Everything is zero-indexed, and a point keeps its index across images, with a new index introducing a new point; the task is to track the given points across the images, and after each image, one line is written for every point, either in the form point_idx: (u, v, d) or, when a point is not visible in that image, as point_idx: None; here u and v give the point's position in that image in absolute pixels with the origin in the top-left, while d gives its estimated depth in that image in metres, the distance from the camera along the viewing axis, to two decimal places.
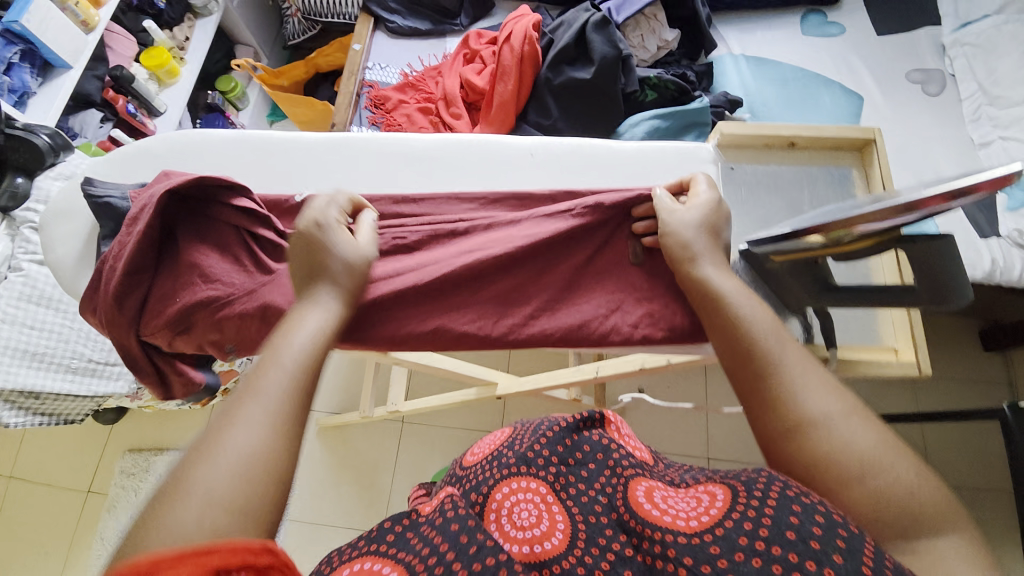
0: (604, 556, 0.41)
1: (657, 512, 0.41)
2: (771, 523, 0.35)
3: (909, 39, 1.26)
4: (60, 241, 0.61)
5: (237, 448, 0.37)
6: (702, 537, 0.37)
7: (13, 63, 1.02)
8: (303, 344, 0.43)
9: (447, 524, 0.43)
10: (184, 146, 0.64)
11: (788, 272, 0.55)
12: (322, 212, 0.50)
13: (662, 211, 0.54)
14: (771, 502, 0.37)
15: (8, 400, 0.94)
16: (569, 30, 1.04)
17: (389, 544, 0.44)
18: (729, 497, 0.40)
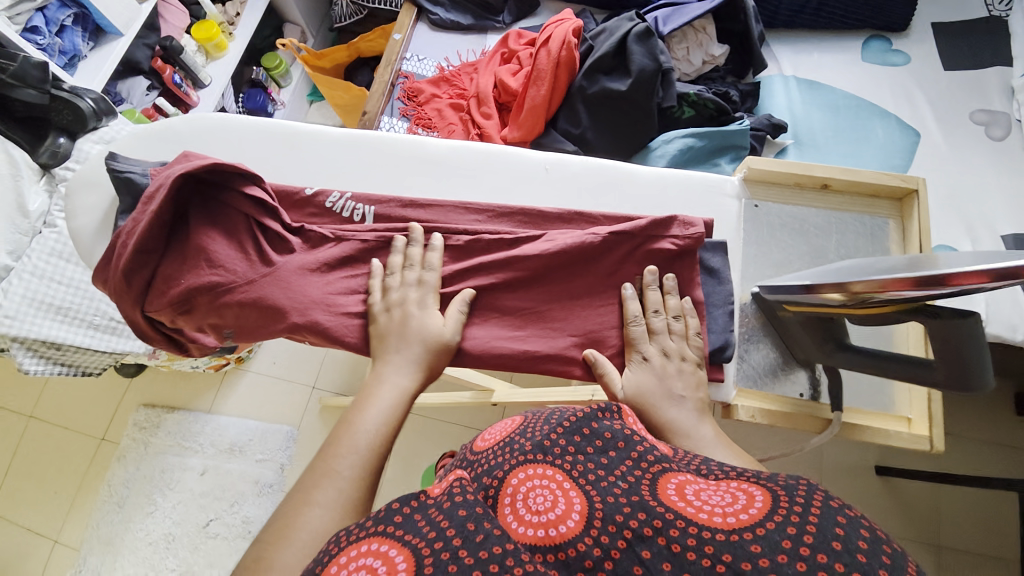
0: (620, 535, 0.34)
1: (689, 507, 0.36)
2: (815, 530, 0.32)
3: (979, 77, 1.17)
4: (81, 210, 0.62)
5: (313, 529, 0.38)
6: (741, 535, 0.33)
7: (66, 26, 1.07)
8: (376, 425, 0.45)
9: (454, 509, 0.36)
10: (206, 129, 0.65)
11: (800, 324, 0.53)
12: (421, 296, 0.54)
13: (614, 378, 0.51)
14: (813, 509, 0.33)
15: (31, 348, 0.99)
16: (610, 38, 1.00)
17: (396, 525, 0.36)
18: (768, 497, 0.35)
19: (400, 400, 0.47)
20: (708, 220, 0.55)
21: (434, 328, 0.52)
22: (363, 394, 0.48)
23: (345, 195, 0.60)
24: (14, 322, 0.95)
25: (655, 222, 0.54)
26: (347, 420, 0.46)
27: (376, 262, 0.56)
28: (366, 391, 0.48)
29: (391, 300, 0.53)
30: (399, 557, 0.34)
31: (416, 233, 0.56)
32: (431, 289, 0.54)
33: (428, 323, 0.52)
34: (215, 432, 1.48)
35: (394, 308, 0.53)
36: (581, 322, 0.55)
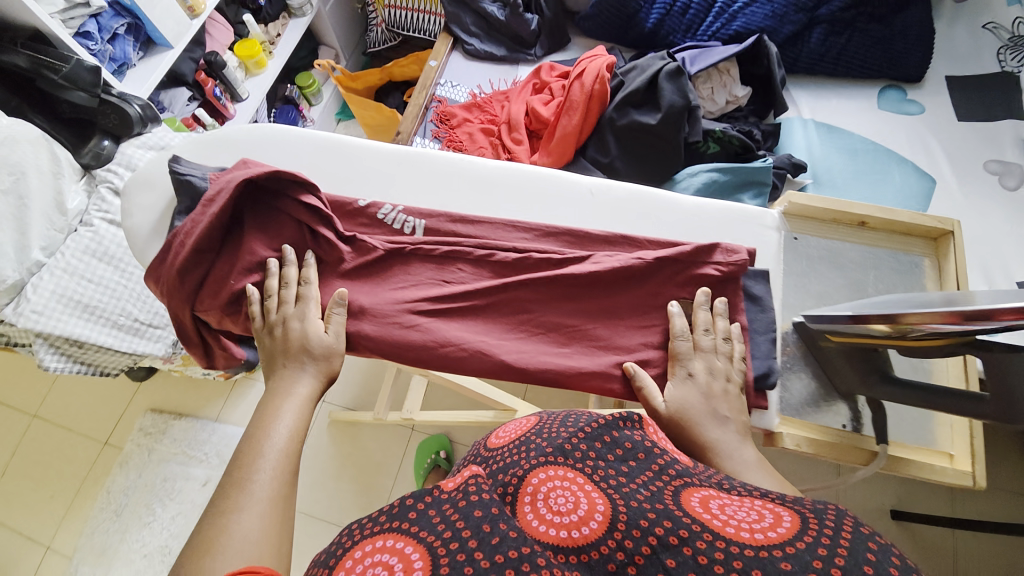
0: (646, 541, 0.37)
1: (718, 521, 0.38)
2: (846, 554, 0.33)
3: (993, 128, 1.22)
4: (139, 209, 0.64)
5: (243, 534, 0.40)
6: (770, 552, 0.34)
7: (118, 35, 1.10)
8: (283, 433, 0.48)
9: (470, 510, 0.41)
10: (263, 137, 0.67)
11: (843, 355, 0.54)
12: (299, 312, 0.55)
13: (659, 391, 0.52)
14: (845, 534, 0.35)
15: (54, 345, 1.00)
16: (642, 75, 1.03)
17: (411, 521, 0.41)
18: (796, 520, 0.37)
19: (303, 407, 0.51)
20: (751, 249, 0.56)
21: (313, 342, 0.54)
22: (265, 408, 0.50)
23: (396, 208, 0.62)
24: (41, 317, 0.95)
25: (699, 249, 0.56)
26: (259, 425, 0.48)
27: (252, 288, 0.57)
28: (267, 405, 0.50)
29: (274, 319, 0.56)
30: (415, 554, 0.38)
31: (287, 254, 0.58)
32: (313, 304, 0.56)
33: (308, 339, 0.54)
34: (221, 442, 1.47)
35: (276, 328, 0.55)
36: (623, 341, 0.55)
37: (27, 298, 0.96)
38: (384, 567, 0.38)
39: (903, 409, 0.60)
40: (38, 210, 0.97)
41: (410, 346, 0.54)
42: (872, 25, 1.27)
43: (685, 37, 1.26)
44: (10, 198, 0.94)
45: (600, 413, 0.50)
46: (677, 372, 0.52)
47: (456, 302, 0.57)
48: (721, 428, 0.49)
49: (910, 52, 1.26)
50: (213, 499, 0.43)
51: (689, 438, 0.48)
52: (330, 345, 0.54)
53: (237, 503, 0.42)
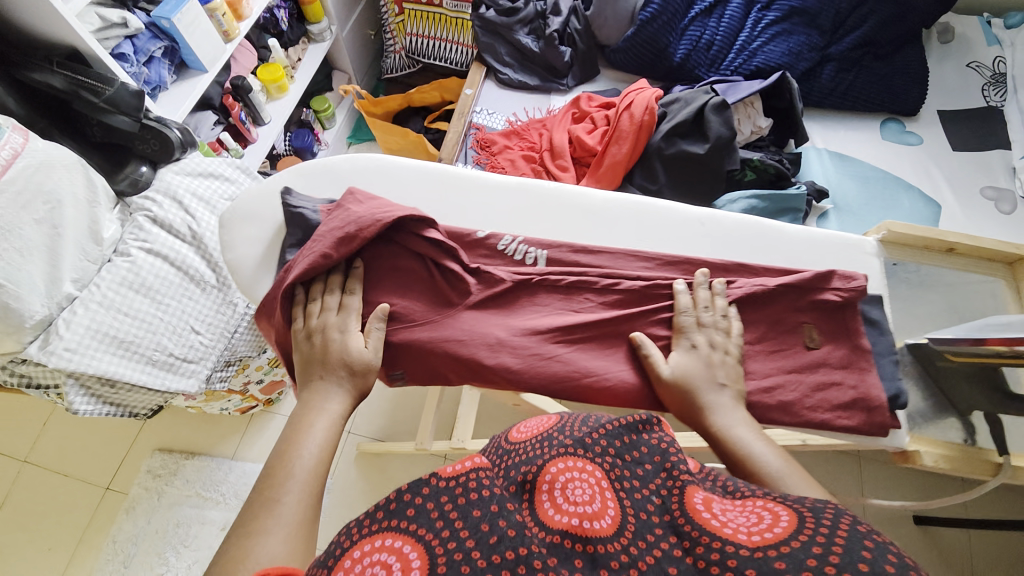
0: (650, 551, 0.40)
1: (717, 523, 0.41)
2: (842, 551, 0.35)
3: (983, 158, 1.35)
4: (241, 242, 0.61)
5: (266, 558, 0.39)
6: (765, 554, 0.37)
7: (154, 57, 1.06)
8: (312, 451, 0.47)
9: (469, 508, 0.42)
10: (368, 168, 0.66)
11: (966, 377, 0.60)
12: (340, 320, 0.54)
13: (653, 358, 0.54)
14: (841, 534, 0.37)
15: (84, 385, 0.92)
16: (688, 107, 1.09)
17: (409, 519, 0.41)
18: (794, 519, 0.39)
19: (333, 425, 0.49)
20: (865, 275, 0.60)
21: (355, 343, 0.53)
22: (296, 425, 0.48)
23: (516, 239, 0.62)
24: (74, 355, 0.88)
25: (819, 275, 0.58)
26: (288, 443, 0.47)
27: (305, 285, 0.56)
28: (299, 419, 0.49)
29: (312, 325, 0.54)
30: (414, 553, 0.39)
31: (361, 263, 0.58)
32: (355, 314, 0.55)
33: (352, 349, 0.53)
34: (239, 482, 1.37)
35: (315, 335, 0.54)
36: (758, 366, 0.56)
37: (58, 335, 0.88)
38: (384, 566, 0.38)
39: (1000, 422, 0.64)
40: (72, 240, 0.90)
41: (553, 378, 0.54)
42: (875, 64, 1.40)
43: (709, 71, 1.34)
44: (44, 227, 0.87)
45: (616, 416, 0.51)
46: (681, 343, 0.55)
47: (589, 331, 0.57)
48: (717, 395, 0.52)
49: (909, 89, 1.39)
50: (238, 521, 0.42)
51: (689, 405, 0.51)
52: (364, 359, 0.53)
53: (264, 526, 0.41)
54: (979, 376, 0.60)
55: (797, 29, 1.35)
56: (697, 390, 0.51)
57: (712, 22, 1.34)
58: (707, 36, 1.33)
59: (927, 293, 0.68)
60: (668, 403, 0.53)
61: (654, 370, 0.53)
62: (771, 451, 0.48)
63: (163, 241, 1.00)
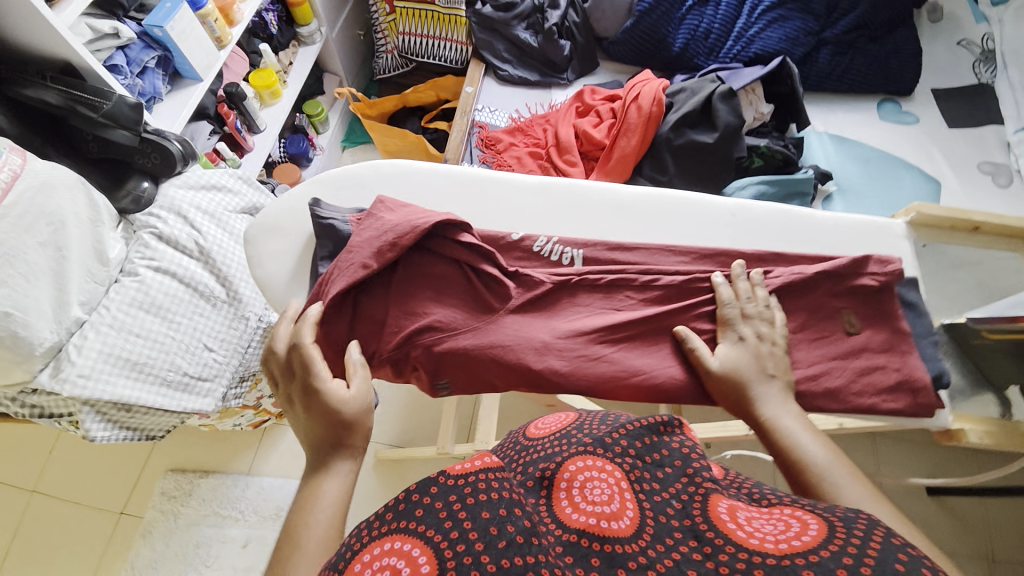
0: (667, 554, 0.40)
1: (742, 533, 0.40)
2: (874, 563, 0.35)
3: (978, 134, 1.37)
4: (271, 257, 0.60)
5: None
6: (791, 561, 0.36)
7: (148, 68, 1.02)
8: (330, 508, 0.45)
9: (478, 510, 0.41)
10: (394, 175, 0.65)
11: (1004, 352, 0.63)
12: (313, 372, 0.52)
13: (699, 352, 0.54)
14: (874, 545, 0.36)
15: (100, 411, 0.90)
16: (695, 97, 1.09)
17: (417, 520, 0.40)
18: (823, 527, 0.39)
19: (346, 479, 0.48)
20: (900, 258, 0.60)
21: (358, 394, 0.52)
22: (306, 488, 0.47)
23: (551, 240, 0.62)
24: (88, 381, 0.85)
25: (855, 261, 0.59)
26: (303, 502, 0.46)
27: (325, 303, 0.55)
28: (309, 481, 0.48)
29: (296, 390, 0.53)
30: (422, 556, 0.38)
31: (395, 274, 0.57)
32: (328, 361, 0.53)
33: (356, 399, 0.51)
34: (258, 497, 1.35)
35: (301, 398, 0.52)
36: (803, 354, 0.56)
37: (70, 361, 0.85)
38: (391, 570, 0.37)
39: None
40: (78, 262, 0.87)
41: (602, 379, 0.54)
42: (869, 46, 1.41)
43: (709, 60, 1.34)
44: (47, 250, 0.83)
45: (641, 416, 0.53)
46: (728, 336, 0.55)
47: (633, 330, 0.57)
48: (767, 387, 0.52)
49: (904, 69, 1.40)
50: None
51: (739, 398, 0.51)
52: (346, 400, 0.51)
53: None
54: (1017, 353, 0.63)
55: (792, 15, 1.35)
56: (746, 383, 0.51)
57: (709, 10, 1.33)
58: (704, 25, 1.32)
59: (954, 272, 0.69)
60: (715, 394, 0.53)
61: (702, 363, 0.53)
62: (820, 446, 0.47)
63: (170, 258, 0.97)
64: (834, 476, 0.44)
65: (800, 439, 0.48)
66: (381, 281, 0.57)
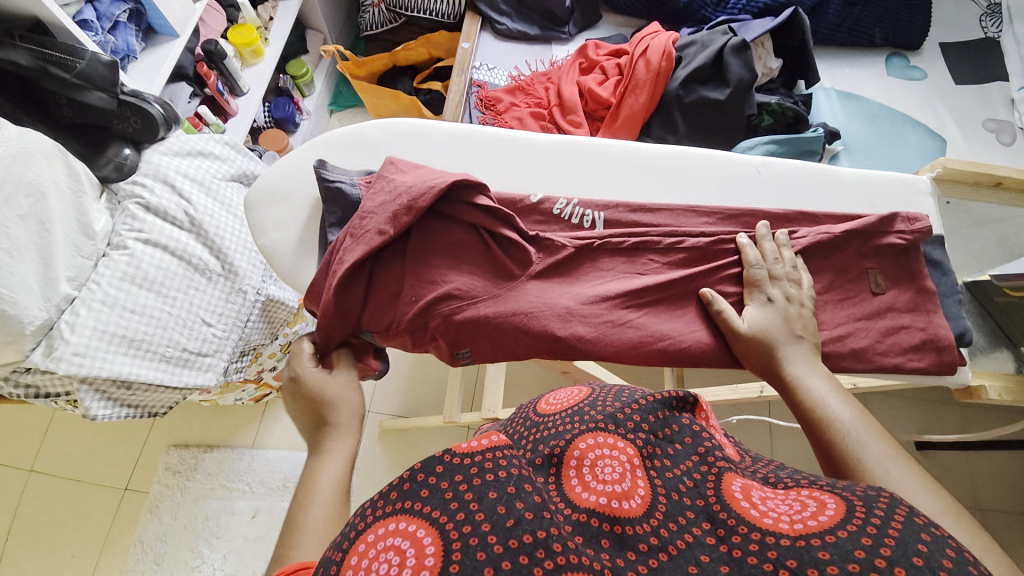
0: (680, 535, 0.39)
1: (756, 512, 0.39)
2: (894, 544, 0.34)
3: (984, 90, 1.35)
4: (275, 225, 0.57)
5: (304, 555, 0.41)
6: (808, 542, 0.36)
7: (119, 23, 0.94)
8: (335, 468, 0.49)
9: (485, 490, 0.39)
10: (403, 135, 0.61)
11: None
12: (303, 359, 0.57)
13: (726, 313, 0.53)
14: (895, 523, 0.35)
15: (99, 389, 0.87)
16: (705, 51, 1.04)
17: (422, 501, 0.39)
18: (841, 508, 0.38)
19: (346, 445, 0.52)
20: (927, 216, 0.59)
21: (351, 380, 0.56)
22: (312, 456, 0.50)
23: (571, 202, 0.59)
24: (84, 359, 0.82)
25: (882, 219, 0.57)
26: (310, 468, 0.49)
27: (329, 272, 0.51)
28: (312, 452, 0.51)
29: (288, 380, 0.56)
30: (427, 538, 0.37)
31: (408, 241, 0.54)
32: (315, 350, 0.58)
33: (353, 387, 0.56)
34: (264, 469, 1.36)
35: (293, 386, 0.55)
36: (829, 315, 0.55)
37: (64, 338, 0.81)
38: (395, 552, 0.36)
39: None
40: (62, 236, 0.82)
41: (628, 345, 0.53)
42: None
43: (717, 11, 1.27)
44: (29, 224, 0.78)
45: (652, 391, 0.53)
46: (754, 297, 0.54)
47: (657, 293, 0.55)
48: (794, 349, 0.51)
49: (913, 21, 1.36)
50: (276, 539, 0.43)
51: (766, 359, 0.51)
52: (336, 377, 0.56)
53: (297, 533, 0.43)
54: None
55: None
56: (772, 343, 0.51)
57: None
58: None
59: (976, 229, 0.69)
60: (742, 355, 0.53)
61: (730, 324, 0.52)
62: (844, 406, 0.46)
63: (160, 230, 0.92)
64: (854, 433, 0.43)
65: (825, 398, 0.47)
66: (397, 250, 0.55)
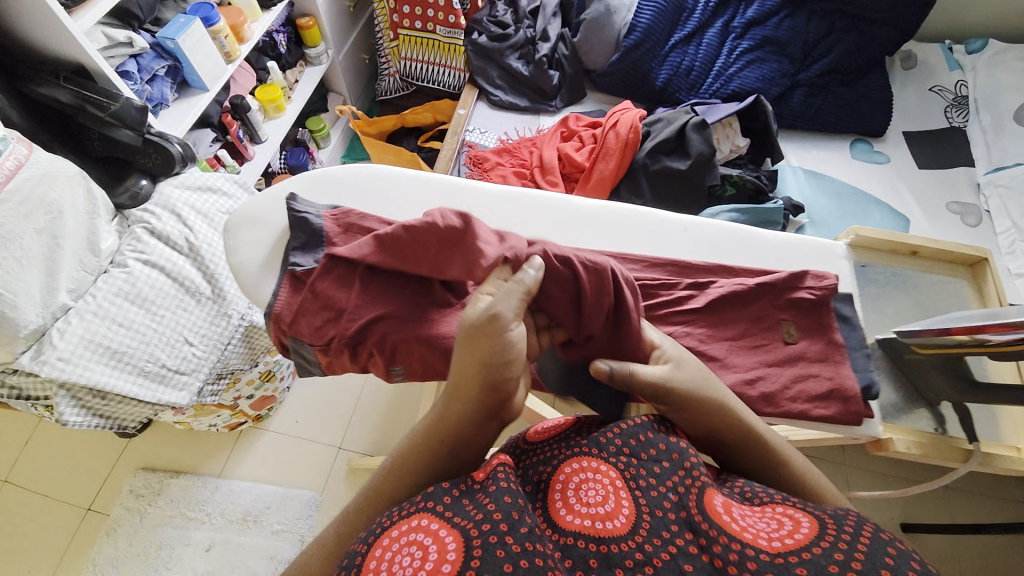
0: (665, 548, 0.41)
1: (737, 526, 0.42)
2: (864, 558, 0.38)
3: (948, 174, 1.44)
4: (246, 246, 0.64)
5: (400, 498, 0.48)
6: (786, 559, 0.39)
7: (157, 76, 1.10)
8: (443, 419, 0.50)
9: (500, 495, 0.42)
10: (369, 178, 0.70)
11: (936, 369, 0.71)
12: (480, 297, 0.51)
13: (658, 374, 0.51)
14: (864, 538, 0.40)
15: (74, 396, 0.92)
16: (670, 126, 1.16)
17: (445, 506, 0.42)
18: (815, 525, 0.42)
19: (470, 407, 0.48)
20: (837, 275, 0.64)
21: (504, 316, 0.49)
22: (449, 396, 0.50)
23: None
24: (66, 365, 0.88)
25: (793, 276, 0.62)
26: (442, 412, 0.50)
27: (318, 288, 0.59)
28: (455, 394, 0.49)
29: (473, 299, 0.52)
30: (449, 539, 0.40)
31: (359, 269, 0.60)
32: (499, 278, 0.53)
33: (505, 328, 0.48)
34: (226, 500, 1.35)
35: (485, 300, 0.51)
36: (740, 360, 0.60)
37: (52, 345, 0.88)
38: (417, 547, 0.40)
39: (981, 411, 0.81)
40: (70, 251, 0.91)
41: None
42: (842, 89, 1.49)
43: (690, 95, 1.41)
44: (43, 237, 0.88)
45: (630, 415, 0.52)
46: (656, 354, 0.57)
47: None
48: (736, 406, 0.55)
49: (874, 112, 1.48)
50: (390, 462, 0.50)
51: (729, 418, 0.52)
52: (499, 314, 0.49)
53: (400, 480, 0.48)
54: (946, 367, 0.70)
55: (770, 57, 1.44)
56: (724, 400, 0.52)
57: (691, 50, 1.42)
58: (687, 62, 1.41)
59: (897, 294, 0.82)
60: (688, 404, 0.51)
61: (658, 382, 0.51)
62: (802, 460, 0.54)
63: (160, 253, 1.01)
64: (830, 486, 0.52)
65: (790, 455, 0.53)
66: (359, 265, 0.60)
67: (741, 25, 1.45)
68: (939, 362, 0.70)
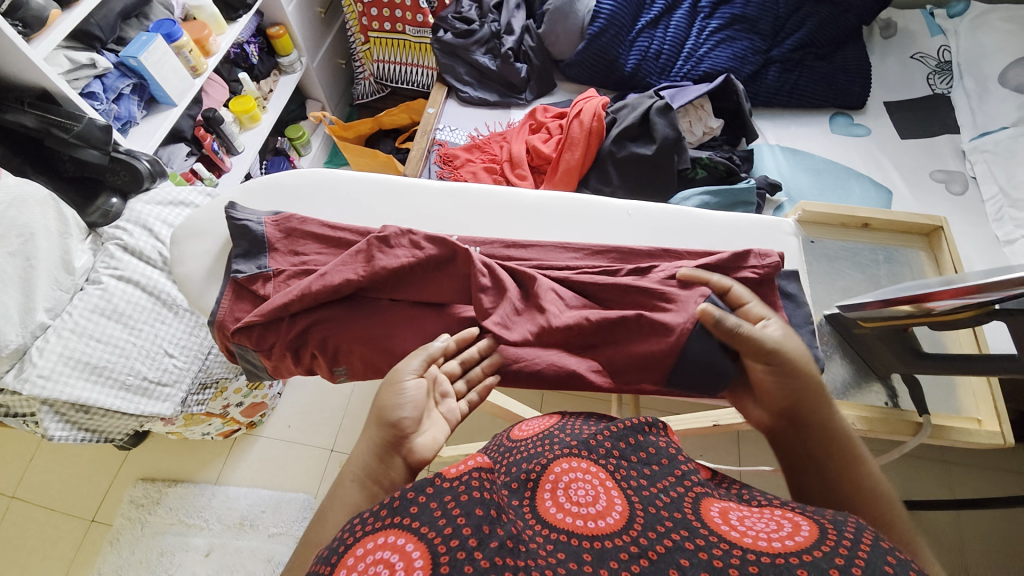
0: (660, 540, 0.41)
1: (736, 533, 0.41)
2: (864, 563, 0.36)
3: (931, 143, 1.40)
4: (192, 256, 0.69)
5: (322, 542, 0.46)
6: (786, 559, 0.37)
7: (124, 94, 1.12)
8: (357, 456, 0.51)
9: (471, 506, 0.41)
10: (315, 181, 0.75)
11: (880, 341, 0.72)
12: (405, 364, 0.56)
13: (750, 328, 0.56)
14: (864, 545, 0.38)
15: (58, 412, 0.94)
16: (634, 112, 1.14)
17: (412, 516, 0.40)
18: (815, 530, 0.40)
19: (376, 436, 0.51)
20: (780, 253, 0.67)
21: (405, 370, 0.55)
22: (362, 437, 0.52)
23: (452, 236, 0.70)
24: (47, 382, 0.90)
25: (735, 256, 0.65)
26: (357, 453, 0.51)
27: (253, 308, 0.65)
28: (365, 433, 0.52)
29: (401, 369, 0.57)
30: (416, 552, 0.38)
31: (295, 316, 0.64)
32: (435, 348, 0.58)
33: (402, 379, 0.54)
34: (223, 506, 1.38)
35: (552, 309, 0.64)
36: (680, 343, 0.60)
37: (32, 363, 0.90)
38: (385, 565, 0.38)
39: (938, 383, 0.84)
40: (44, 271, 0.94)
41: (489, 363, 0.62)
42: (817, 63, 1.46)
43: (660, 79, 1.40)
44: (17, 260, 0.91)
45: (622, 418, 0.55)
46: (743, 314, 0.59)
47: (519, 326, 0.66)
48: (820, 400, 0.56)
49: (852, 83, 1.45)
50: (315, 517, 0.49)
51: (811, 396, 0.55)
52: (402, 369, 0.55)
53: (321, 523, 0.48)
54: (893, 338, 0.70)
55: (740, 35, 1.41)
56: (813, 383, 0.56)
57: (658, 33, 1.40)
58: (655, 46, 1.39)
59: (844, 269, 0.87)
60: (790, 368, 0.55)
61: (758, 340, 0.56)
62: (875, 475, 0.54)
63: (133, 268, 1.03)
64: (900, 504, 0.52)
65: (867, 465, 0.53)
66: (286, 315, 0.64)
67: (708, 4, 1.42)
68: (886, 333, 0.71)
